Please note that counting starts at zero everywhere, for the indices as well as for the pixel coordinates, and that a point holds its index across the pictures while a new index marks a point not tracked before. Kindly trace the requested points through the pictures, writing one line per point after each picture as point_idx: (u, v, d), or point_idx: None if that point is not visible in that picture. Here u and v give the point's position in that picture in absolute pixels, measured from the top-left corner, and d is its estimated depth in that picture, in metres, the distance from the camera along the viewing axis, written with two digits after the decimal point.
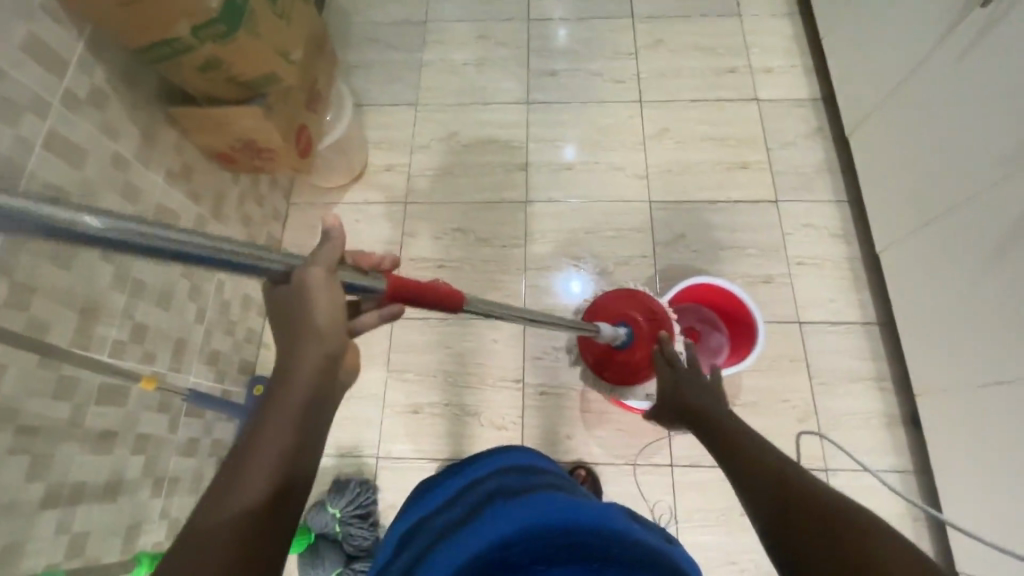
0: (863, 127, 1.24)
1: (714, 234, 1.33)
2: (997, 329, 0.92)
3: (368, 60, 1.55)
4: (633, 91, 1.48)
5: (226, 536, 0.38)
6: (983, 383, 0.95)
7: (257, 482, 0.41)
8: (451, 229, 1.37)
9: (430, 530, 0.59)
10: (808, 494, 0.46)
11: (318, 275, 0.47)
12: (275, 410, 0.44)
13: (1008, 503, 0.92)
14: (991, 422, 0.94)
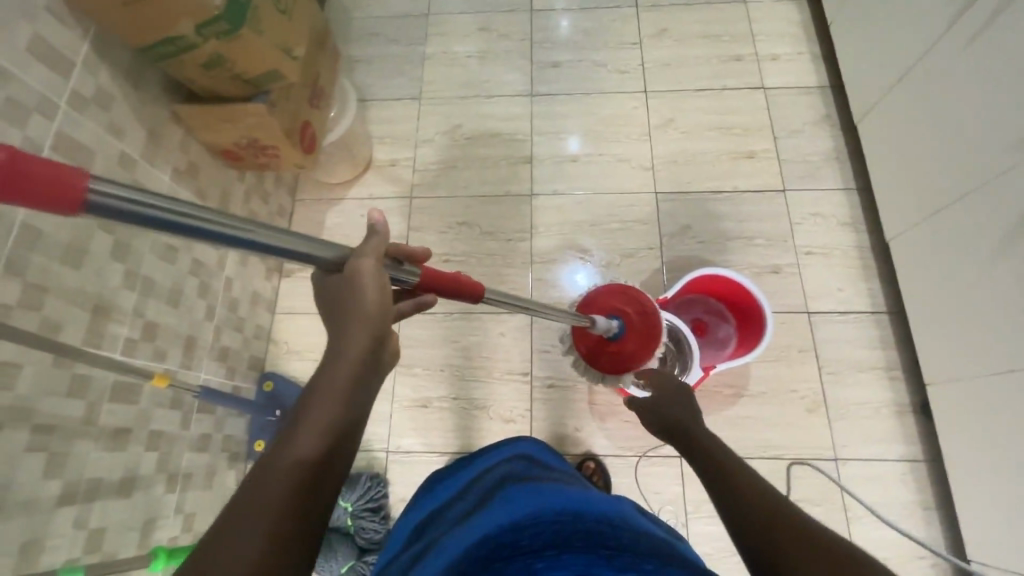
0: (871, 114, 1.22)
1: (720, 224, 1.32)
2: (1008, 317, 0.91)
3: (370, 55, 1.54)
4: (637, 81, 1.47)
5: (265, 516, 0.37)
6: (994, 371, 0.94)
7: (297, 457, 0.41)
8: (455, 223, 1.37)
9: (440, 522, 0.59)
10: (795, 523, 0.47)
11: (368, 263, 0.48)
12: (318, 395, 0.44)
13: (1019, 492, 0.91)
14: (1002, 410, 0.93)
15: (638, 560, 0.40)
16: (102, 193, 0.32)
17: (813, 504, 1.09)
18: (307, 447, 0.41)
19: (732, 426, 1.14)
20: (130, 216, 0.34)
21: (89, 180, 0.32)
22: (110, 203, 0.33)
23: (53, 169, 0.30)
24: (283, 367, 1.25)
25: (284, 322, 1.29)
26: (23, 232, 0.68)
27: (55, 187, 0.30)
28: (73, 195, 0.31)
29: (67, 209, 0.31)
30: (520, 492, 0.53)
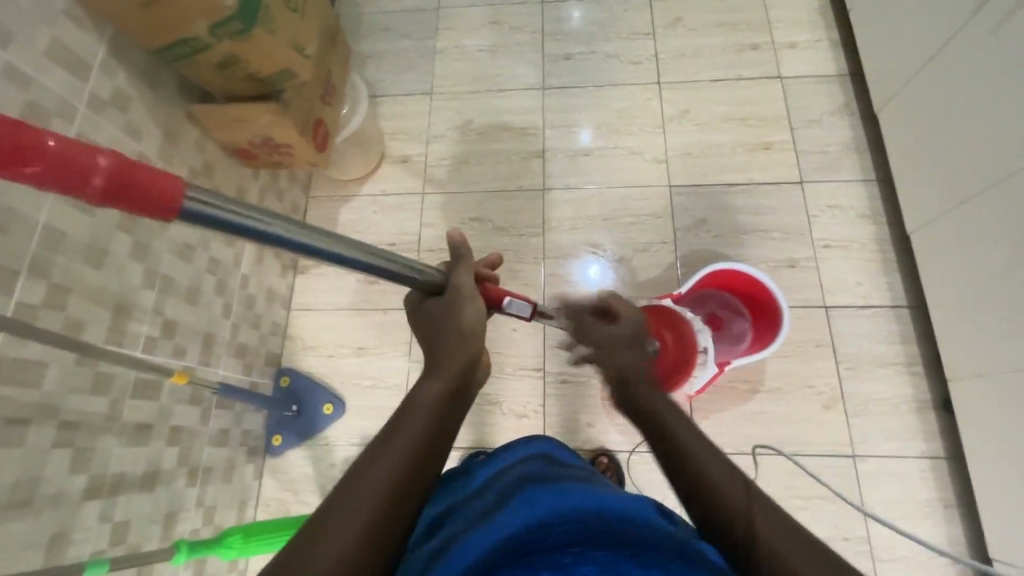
0: (892, 104, 1.19)
1: (736, 218, 1.30)
2: None
3: (381, 50, 1.54)
4: (650, 73, 1.45)
5: (351, 526, 0.42)
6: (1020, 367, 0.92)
7: (385, 472, 0.46)
8: (468, 218, 1.37)
9: (457, 519, 0.59)
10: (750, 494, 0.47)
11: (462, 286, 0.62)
12: (410, 413, 0.51)
13: None
14: None
15: (666, 559, 0.41)
16: (191, 199, 0.41)
17: (830, 501, 1.08)
18: (390, 466, 0.46)
19: (748, 422, 1.13)
20: (208, 217, 0.43)
21: (184, 189, 0.41)
22: (194, 206, 0.42)
23: (161, 177, 0.39)
24: (299, 362, 1.27)
25: (300, 318, 1.30)
26: (44, 234, 0.69)
27: (160, 192, 0.39)
28: (171, 201, 0.40)
29: (165, 211, 0.40)
30: (543, 489, 0.53)
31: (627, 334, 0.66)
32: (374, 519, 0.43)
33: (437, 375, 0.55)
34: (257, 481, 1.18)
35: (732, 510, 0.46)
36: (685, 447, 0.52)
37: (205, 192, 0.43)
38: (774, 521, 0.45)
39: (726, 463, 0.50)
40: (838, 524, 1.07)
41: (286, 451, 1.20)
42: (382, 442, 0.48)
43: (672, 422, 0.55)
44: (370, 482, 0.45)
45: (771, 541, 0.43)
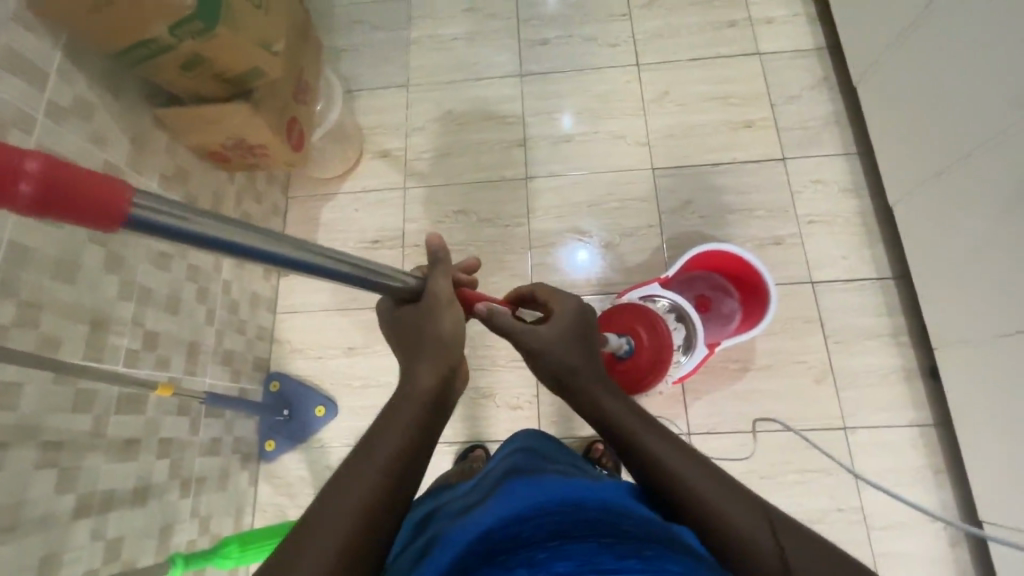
0: (870, 76, 1.19)
1: (721, 198, 1.30)
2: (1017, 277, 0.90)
3: (354, 43, 1.51)
4: (628, 55, 1.43)
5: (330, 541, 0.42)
6: (1004, 333, 0.93)
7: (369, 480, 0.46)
8: (452, 212, 1.35)
9: (444, 515, 0.59)
10: (735, 495, 0.50)
11: (443, 287, 0.61)
12: (394, 418, 0.52)
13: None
14: (1012, 372, 0.92)
15: (642, 547, 0.41)
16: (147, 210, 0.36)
17: (823, 474, 1.09)
18: (370, 482, 0.46)
19: (740, 401, 1.14)
20: (166, 228, 0.38)
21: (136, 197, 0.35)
22: (148, 216, 0.36)
23: (104, 181, 0.34)
24: (288, 366, 1.25)
25: (286, 322, 1.28)
26: (12, 251, 0.67)
27: (105, 199, 0.33)
28: (120, 210, 0.34)
29: (110, 223, 0.34)
30: (524, 481, 0.53)
31: (558, 330, 0.62)
32: (354, 533, 0.43)
33: (417, 387, 0.55)
34: (253, 487, 1.17)
35: (711, 511, 0.49)
36: (654, 457, 0.53)
37: (161, 201, 0.37)
38: (748, 511, 0.49)
39: (696, 462, 0.53)
40: (832, 496, 1.08)
41: (280, 456, 1.19)
42: (361, 453, 0.48)
43: (637, 432, 0.55)
44: (350, 496, 0.45)
45: (751, 534, 0.47)
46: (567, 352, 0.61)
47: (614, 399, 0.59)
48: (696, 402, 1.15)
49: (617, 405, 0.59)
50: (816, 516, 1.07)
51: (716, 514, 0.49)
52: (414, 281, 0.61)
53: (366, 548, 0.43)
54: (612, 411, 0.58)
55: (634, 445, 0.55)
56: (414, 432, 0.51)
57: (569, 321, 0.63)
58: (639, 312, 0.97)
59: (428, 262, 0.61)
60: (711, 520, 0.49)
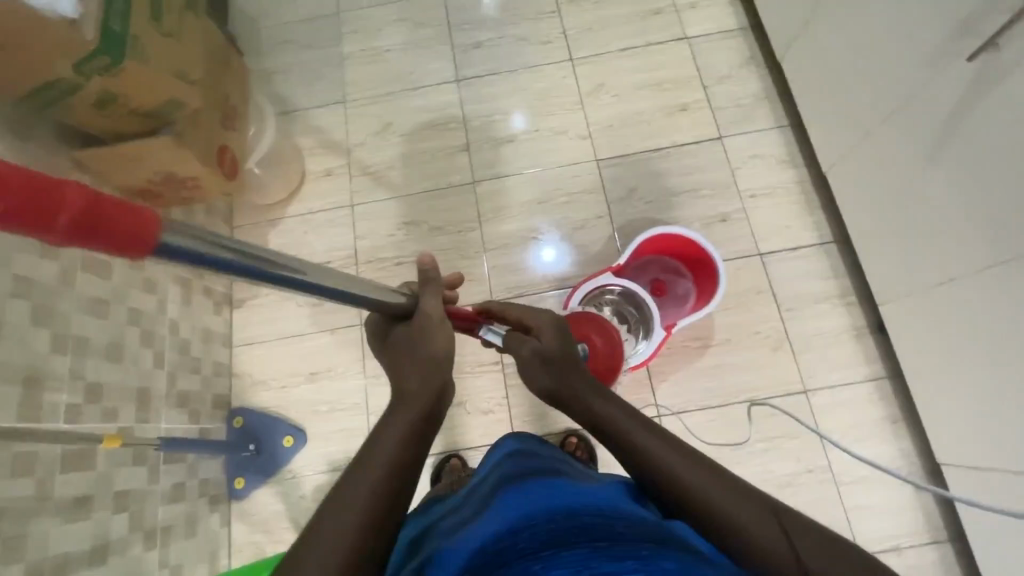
0: (792, 51, 1.23)
1: (665, 182, 1.32)
2: (940, 229, 0.95)
3: (285, 64, 1.48)
4: (561, 51, 1.45)
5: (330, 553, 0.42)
6: (937, 282, 0.98)
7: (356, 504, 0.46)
8: (403, 224, 1.34)
9: (441, 529, 0.58)
10: (735, 490, 0.51)
11: (433, 305, 0.63)
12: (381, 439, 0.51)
13: (970, 393, 0.96)
14: (949, 321, 0.97)
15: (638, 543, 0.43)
16: (174, 238, 0.35)
17: (789, 438, 1.13)
18: (357, 504, 0.46)
19: (704, 378, 1.17)
20: (187, 252, 0.37)
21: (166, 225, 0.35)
22: (174, 241, 0.35)
23: (139, 212, 0.33)
24: (250, 399, 1.22)
25: (244, 354, 1.25)
26: None
27: (139, 228, 0.32)
28: (153, 237, 0.34)
29: (144, 250, 0.33)
30: (519, 491, 0.52)
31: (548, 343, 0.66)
32: (354, 542, 0.43)
33: (406, 401, 0.56)
34: (225, 529, 1.13)
35: (705, 506, 0.50)
36: (648, 455, 0.54)
37: (184, 226, 0.36)
38: (740, 501, 0.50)
39: (688, 455, 0.54)
40: (800, 458, 1.12)
41: (251, 493, 1.16)
42: (356, 463, 0.49)
43: (630, 432, 0.57)
44: (347, 505, 0.45)
45: (744, 524, 0.48)
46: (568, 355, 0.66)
47: (608, 403, 0.61)
48: (662, 384, 1.17)
49: (611, 408, 0.60)
50: (786, 480, 1.10)
51: (709, 507, 0.49)
52: (406, 299, 0.63)
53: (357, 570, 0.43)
54: (606, 414, 0.59)
55: (628, 445, 0.56)
56: (412, 438, 0.52)
57: (554, 332, 0.67)
58: (586, 319, 0.96)
59: (420, 280, 0.64)
60: (705, 514, 0.49)
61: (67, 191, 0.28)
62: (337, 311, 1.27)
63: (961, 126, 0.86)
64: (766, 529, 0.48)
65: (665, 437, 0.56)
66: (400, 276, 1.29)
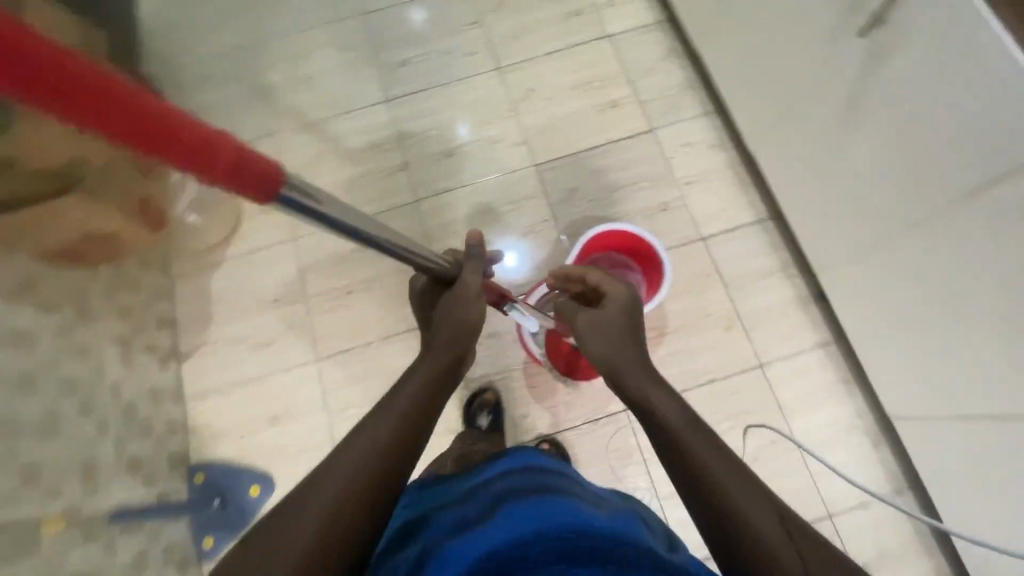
0: (706, 39, 1.27)
1: (603, 179, 1.34)
2: (857, 198, 0.99)
3: (206, 101, 1.44)
4: (489, 60, 1.45)
5: (318, 519, 0.51)
6: (862, 248, 1.03)
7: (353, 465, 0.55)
8: (348, 251, 1.31)
9: (447, 511, 0.64)
10: (758, 496, 0.55)
11: (474, 280, 0.74)
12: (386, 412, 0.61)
13: (903, 349, 1.02)
14: (877, 284, 1.02)
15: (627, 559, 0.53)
16: (287, 191, 0.42)
17: (751, 413, 1.16)
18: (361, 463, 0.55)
19: (663, 366, 1.19)
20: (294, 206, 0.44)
21: (283, 179, 0.41)
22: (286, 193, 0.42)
23: (267, 165, 0.39)
24: (210, 452, 1.18)
25: (198, 406, 1.20)
26: None
27: (261, 179, 0.39)
28: (268, 188, 0.40)
29: (260, 196, 0.40)
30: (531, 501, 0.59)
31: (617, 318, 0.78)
32: (352, 494, 0.53)
33: (417, 376, 0.67)
34: None
35: (730, 501, 0.54)
36: (682, 446, 0.59)
37: (298, 184, 0.43)
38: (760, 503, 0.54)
39: (723, 457, 0.58)
40: (764, 431, 1.15)
41: (223, 549, 1.12)
42: (355, 437, 0.58)
43: (677, 426, 0.62)
44: (339, 476, 0.54)
45: (759, 523, 0.52)
46: (625, 323, 0.77)
47: (654, 390, 0.68)
48: None
49: (666, 401, 0.65)
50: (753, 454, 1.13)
51: (730, 503, 0.54)
52: (456, 268, 0.74)
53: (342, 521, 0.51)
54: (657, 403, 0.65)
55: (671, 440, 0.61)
56: (408, 423, 0.60)
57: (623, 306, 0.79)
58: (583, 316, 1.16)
59: (466, 254, 0.75)
60: (726, 509, 0.54)
61: (220, 146, 0.34)
62: (291, 350, 1.24)
63: (866, 93, 0.88)
64: (776, 532, 0.52)
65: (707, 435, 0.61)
66: (352, 305, 1.27)
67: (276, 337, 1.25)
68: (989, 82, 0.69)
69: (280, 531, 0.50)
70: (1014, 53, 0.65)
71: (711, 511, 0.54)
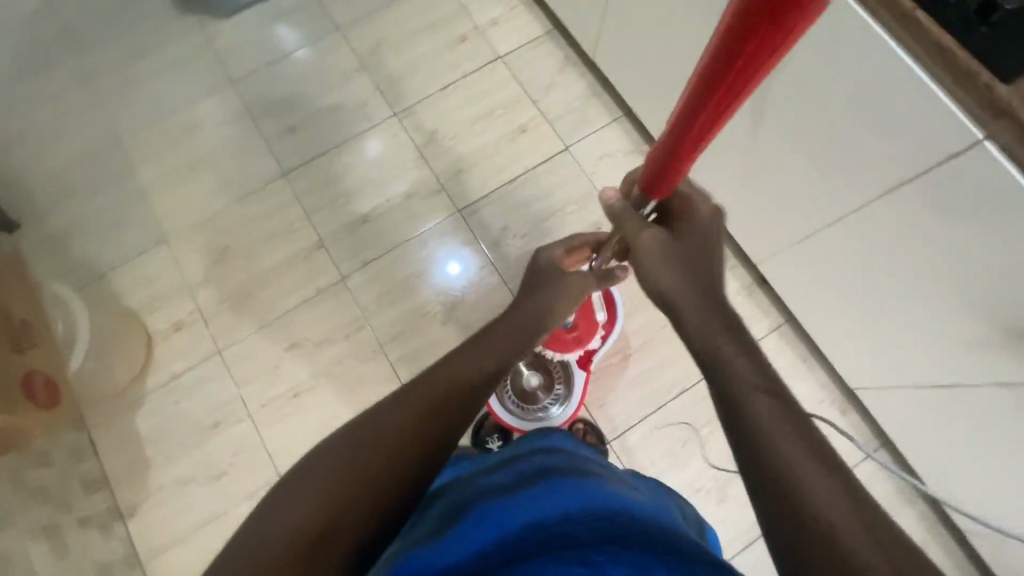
0: (600, 50, 1.23)
1: (531, 210, 1.30)
2: (772, 200, 1.00)
3: (76, 220, 1.26)
4: (381, 108, 1.36)
5: (316, 496, 0.46)
6: (786, 245, 1.03)
7: (377, 428, 0.51)
8: (284, 349, 1.21)
9: (472, 488, 0.60)
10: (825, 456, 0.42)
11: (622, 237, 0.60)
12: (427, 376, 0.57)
13: (838, 334, 1.04)
14: (804, 277, 1.03)
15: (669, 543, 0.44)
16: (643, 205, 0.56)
17: None
18: (391, 423, 0.51)
19: (634, 388, 1.18)
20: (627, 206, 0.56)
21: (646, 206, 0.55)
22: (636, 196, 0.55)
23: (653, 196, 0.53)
24: None
25: (159, 564, 1.09)
26: None
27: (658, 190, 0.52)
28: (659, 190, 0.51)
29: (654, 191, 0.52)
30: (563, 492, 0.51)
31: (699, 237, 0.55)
32: (367, 460, 0.49)
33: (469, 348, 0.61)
34: None
35: (798, 493, 0.40)
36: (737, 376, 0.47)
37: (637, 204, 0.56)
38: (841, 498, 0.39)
39: (796, 423, 0.43)
40: None
41: None
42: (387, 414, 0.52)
43: (747, 387, 0.46)
44: (347, 456, 0.49)
45: (837, 526, 0.38)
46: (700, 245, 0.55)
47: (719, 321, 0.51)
48: (600, 410, 1.18)
49: (732, 350, 0.49)
50: None
51: (795, 494, 0.39)
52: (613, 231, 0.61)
53: (349, 483, 0.47)
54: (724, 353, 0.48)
55: (738, 406, 0.45)
56: (441, 408, 0.54)
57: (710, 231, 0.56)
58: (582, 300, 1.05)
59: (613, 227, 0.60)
60: (793, 503, 0.39)
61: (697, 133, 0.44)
62: (248, 475, 1.14)
63: (767, 102, 0.87)
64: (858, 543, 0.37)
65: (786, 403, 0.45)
66: (302, 410, 1.17)
67: (226, 466, 1.14)
68: (887, 87, 0.69)
69: (279, 500, 0.46)
70: (906, 62, 0.66)
71: (777, 502, 0.40)
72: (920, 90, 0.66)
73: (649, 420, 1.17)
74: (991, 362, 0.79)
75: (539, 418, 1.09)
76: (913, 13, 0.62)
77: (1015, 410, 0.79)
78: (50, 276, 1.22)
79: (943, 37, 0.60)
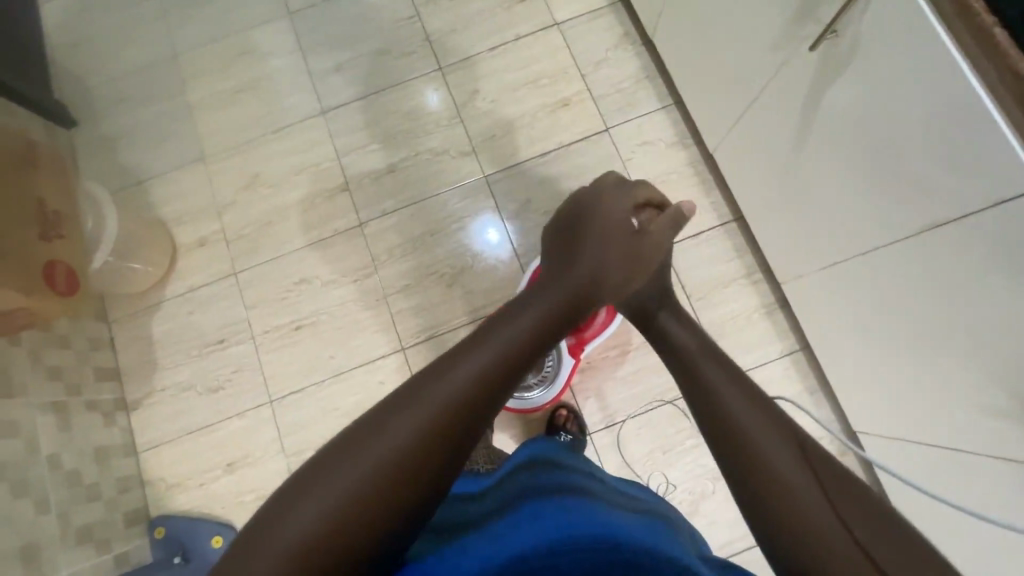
0: (659, 31, 1.16)
1: (557, 188, 1.26)
2: (809, 218, 0.92)
3: (127, 126, 1.32)
4: (426, 59, 1.34)
5: (286, 544, 0.42)
6: (813, 268, 0.96)
7: (373, 453, 0.47)
8: (293, 283, 1.24)
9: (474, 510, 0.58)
10: (854, 502, 0.46)
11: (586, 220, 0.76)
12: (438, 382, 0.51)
13: (850, 371, 0.98)
14: (827, 308, 0.97)
15: None
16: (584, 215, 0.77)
17: None
18: (387, 445, 0.47)
19: (624, 386, 1.16)
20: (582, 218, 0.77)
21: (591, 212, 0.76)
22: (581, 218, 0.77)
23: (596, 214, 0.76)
24: (170, 505, 1.15)
25: (151, 457, 1.17)
26: None
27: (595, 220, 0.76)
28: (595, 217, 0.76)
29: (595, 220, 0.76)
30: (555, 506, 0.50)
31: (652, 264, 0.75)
32: (355, 485, 0.45)
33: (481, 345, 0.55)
34: None
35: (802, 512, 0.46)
36: (740, 422, 0.53)
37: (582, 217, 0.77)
38: (825, 499, 0.46)
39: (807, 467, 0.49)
40: None
41: None
42: (382, 423, 0.49)
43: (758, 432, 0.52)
44: (321, 502, 0.45)
45: (819, 527, 0.44)
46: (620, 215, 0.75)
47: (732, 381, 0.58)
48: (587, 400, 1.16)
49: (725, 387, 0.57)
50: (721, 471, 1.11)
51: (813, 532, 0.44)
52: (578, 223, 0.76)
53: (338, 516, 0.44)
54: (716, 384, 0.58)
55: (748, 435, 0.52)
56: (450, 415, 0.50)
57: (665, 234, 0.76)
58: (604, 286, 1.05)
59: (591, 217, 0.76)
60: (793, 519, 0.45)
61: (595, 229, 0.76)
62: (242, 393, 1.20)
63: (818, 112, 0.80)
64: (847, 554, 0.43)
65: (773, 418, 0.53)
66: (301, 343, 1.22)
67: (223, 381, 1.20)
68: (941, 114, 0.62)
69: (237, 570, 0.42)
70: (970, 87, 0.59)
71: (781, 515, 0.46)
72: (980, 124, 0.59)
73: (633, 421, 1.15)
74: (1003, 435, 0.72)
75: (523, 397, 1.08)
76: (992, 29, 0.55)
77: (1014, 489, 0.72)
78: (96, 176, 1.30)
79: (1019, 64, 0.53)
